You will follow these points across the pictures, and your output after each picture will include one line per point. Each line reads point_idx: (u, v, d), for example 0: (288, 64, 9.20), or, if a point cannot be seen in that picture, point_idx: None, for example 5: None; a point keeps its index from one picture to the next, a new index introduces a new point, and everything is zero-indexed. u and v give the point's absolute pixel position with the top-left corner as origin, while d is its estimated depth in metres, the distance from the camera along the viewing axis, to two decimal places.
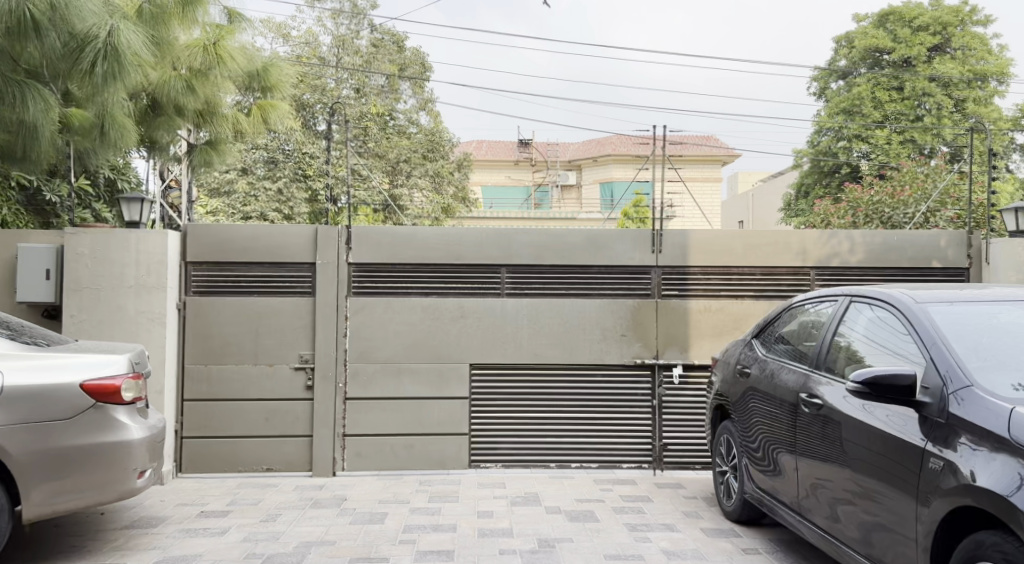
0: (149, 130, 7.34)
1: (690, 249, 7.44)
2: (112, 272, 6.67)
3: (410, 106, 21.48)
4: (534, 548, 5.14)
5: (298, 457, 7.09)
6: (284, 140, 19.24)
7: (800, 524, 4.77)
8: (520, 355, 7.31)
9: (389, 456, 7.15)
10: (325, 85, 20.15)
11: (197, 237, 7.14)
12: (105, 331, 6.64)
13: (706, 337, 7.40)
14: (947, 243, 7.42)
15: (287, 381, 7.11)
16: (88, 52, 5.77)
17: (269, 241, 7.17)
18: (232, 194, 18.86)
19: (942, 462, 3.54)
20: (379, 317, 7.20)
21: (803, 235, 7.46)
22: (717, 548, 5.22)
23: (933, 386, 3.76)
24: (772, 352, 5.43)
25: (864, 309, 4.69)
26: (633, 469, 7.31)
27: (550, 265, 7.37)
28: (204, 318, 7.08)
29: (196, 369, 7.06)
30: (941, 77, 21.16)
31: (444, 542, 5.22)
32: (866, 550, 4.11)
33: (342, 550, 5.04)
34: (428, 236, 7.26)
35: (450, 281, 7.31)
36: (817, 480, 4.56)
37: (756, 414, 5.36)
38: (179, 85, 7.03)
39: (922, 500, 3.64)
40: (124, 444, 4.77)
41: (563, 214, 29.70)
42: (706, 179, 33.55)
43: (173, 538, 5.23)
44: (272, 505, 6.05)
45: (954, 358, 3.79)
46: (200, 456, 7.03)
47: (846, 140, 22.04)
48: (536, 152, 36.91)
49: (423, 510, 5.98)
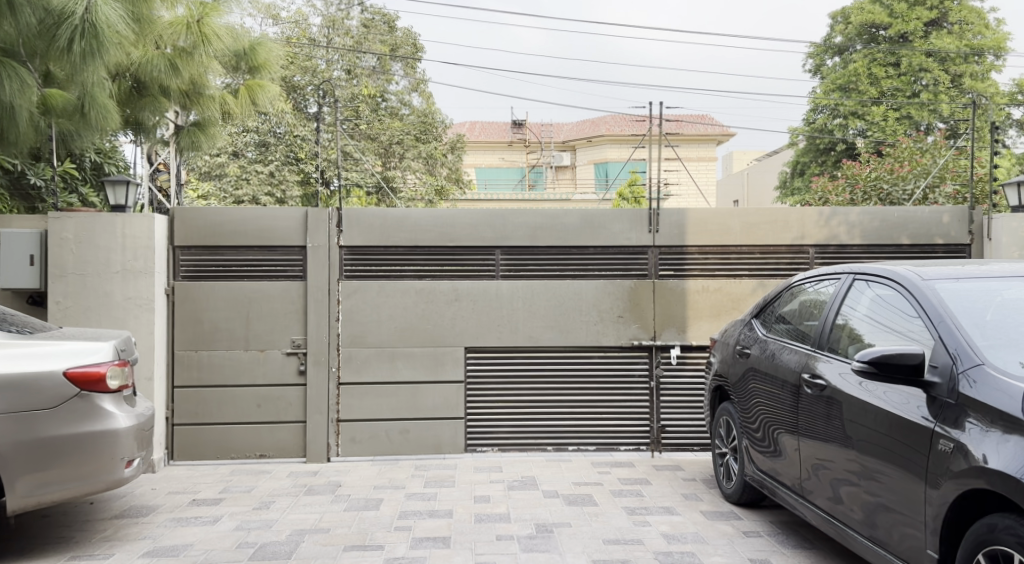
0: (134, 111, 7.12)
1: (688, 229, 7.33)
2: (97, 257, 6.51)
3: (402, 87, 21.17)
4: (532, 534, 5.05)
5: (291, 443, 6.99)
6: (275, 123, 19.01)
7: (801, 505, 4.71)
8: (516, 338, 7.20)
9: (383, 441, 7.06)
10: (315, 66, 19.93)
11: (185, 220, 6.99)
12: (92, 317, 6.50)
13: (704, 318, 7.29)
14: (950, 219, 7.30)
15: (279, 366, 7.00)
16: (65, 29, 5.56)
17: (259, 224, 7.02)
18: (223, 178, 18.61)
19: (951, 444, 3.44)
20: (372, 301, 7.08)
21: (802, 213, 7.34)
22: (717, 531, 5.13)
23: (941, 365, 3.66)
24: (773, 332, 5.33)
25: (867, 287, 4.59)
26: (631, 451, 7.24)
27: (546, 246, 7.25)
28: (192, 303, 6.95)
29: (186, 355, 6.94)
30: (937, 52, 21.00)
31: (440, 529, 5.12)
32: (868, 531, 4.04)
33: (336, 538, 4.94)
34: (421, 217, 7.12)
35: (443, 263, 7.19)
36: (819, 461, 4.48)
37: (756, 395, 5.27)
38: (162, 65, 6.82)
39: (931, 482, 3.54)
40: (111, 433, 4.65)
41: (558, 196, 29.57)
42: (701, 160, 33.37)
43: (164, 527, 5.13)
44: (265, 493, 5.96)
45: (963, 337, 3.69)
46: (192, 443, 6.93)
47: (842, 117, 21.92)
48: (530, 133, 36.70)
49: (419, 495, 5.89)
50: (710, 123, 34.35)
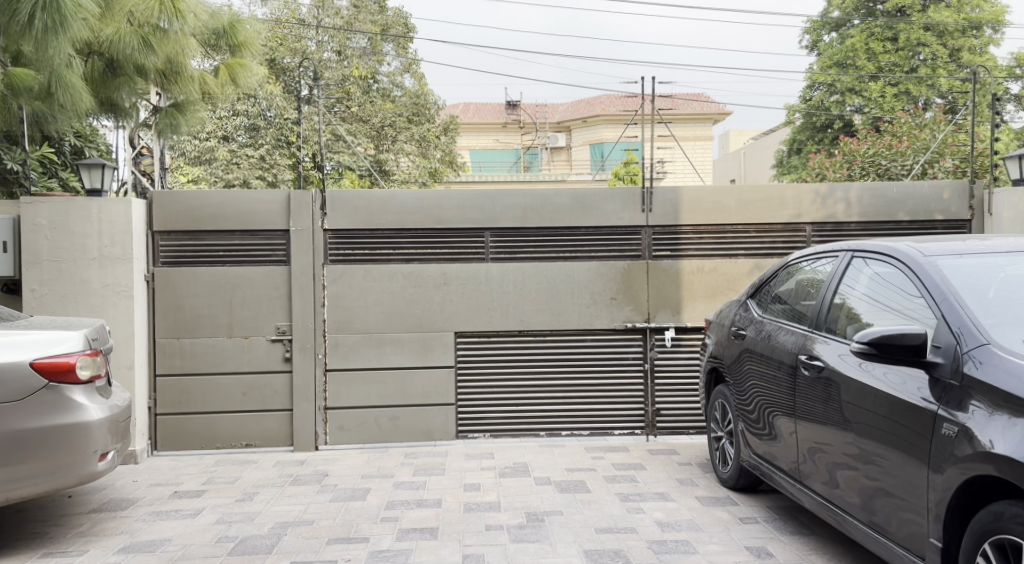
0: (108, 92, 6.90)
1: (682, 208, 7.14)
2: (73, 243, 6.32)
3: (393, 68, 20.79)
4: (522, 523, 4.90)
5: (278, 431, 6.84)
6: (265, 106, 18.74)
7: (799, 491, 4.56)
8: (506, 322, 7.03)
9: (373, 429, 6.90)
10: (305, 47, 19.68)
11: (164, 204, 6.78)
12: (69, 306, 6.31)
13: (699, 299, 7.13)
14: (951, 195, 7.11)
15: (264, 354, 6.83)
16: (26, 3, 5.43)
17: (240, 207, 6.83)
18: (213, 163, 18.33)
19: (955, 428, 3.28)
20: (358, 286, 6.90)
21: (799, 190, 7.15)
22: (713, 518, 4.98)
23: (944, 345, 3.49)
24: (768, 313, 5.17)
25: (864, 265, 4.42)
26: (624, 435, 7.10)
27: (536, 227, 7.06)
28: (173, 289, 6.77)
29: (168, 343, 6.77)
30: (935, 25, 20.75)
31: (428, 520, 4.97)
32: (866, 516, 3.91)
33: (320, 531, 4.79)
34: (406, 199, 6.92)
35: (431, 246, 7.00)
36: (816, 445, 4.33)
37: (752, 377, 5.10)
38: (135, 42, 6.56)
39: (934, 467, 3.38)
40: (83, 426, 4.50)
41: (553, 177, 29.35)
42: (698, 139, 33.08)
43: (142, 522, 4.97)
44: (249, 483, 5.80)
45: (967, 315, 3.51)
46: (176, 433, 6.77)
47: (838, 94, 21.62)
48: (524, 114, 36.36)
49: (407, 484, 5.74)
50: (706, 101, 34.00)
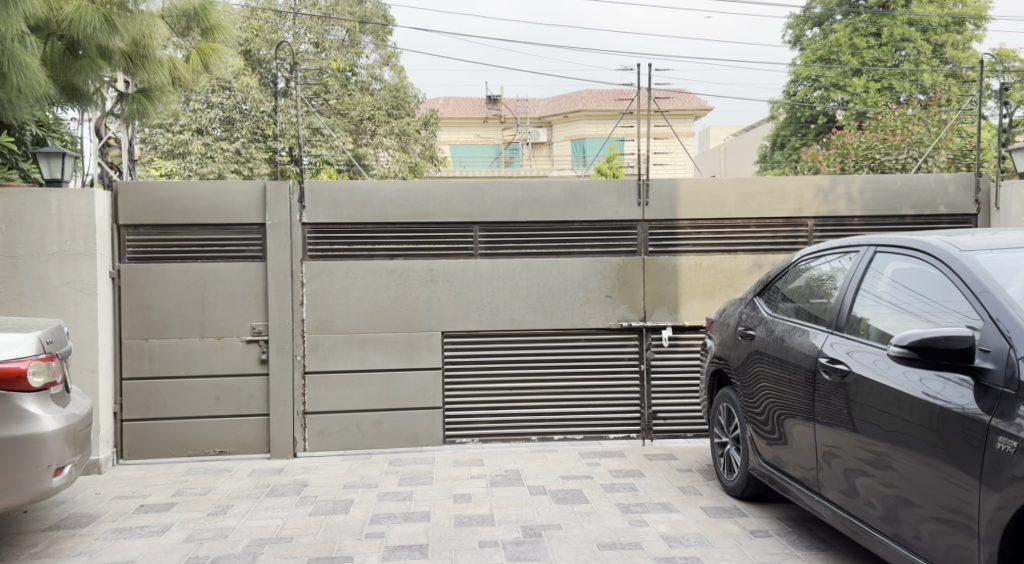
0: (67, 75, 6.42)
1: (679, 201, 6.82)
2: (31, 237, 5.88)
3: (372, 61, 20.43)
4: (518, 539, 4.55)
5: (253, 438, 6.43)
6: (241, 98, 18.19)
7: (813, 501, 4.25)
8: (496, 322, 6.68)
9: (355, 434, 6.52)
10: (281, 39, 19.25)
11: (130, 197, 6.34)
12: (26, 304, 5.88)
13: (697, 297, 6.82)
14: (957, 188, 6.86)
15: (238, 355, 6.42)
16: None
17: (212, 199, 6.41)
18: (187, 156, 17.77)
19: (1014, 444, 2.97)
20: (340, 283, 6.51)
21: (801, 182, 6.85)
22: (721, 532, 4.67)
23: (995, 350, 3.17)
24: (779, 313, 4.85)
25: (887, 263, 4.08)
26: (620, 440, 6.77)
27: (527, 222, 6.71)
28: (141, 287, 6.35)
29: (135, 345, 6.34)
30: (919, 20, 20.68)
31: (417, 535, 4.61)
32: (891, 529, 3.60)
33: (300, 549, 4.42)
34: (390, 191, 6.54)
35: (417, 241, 6.62)
36: (833, 450, 4.02)
37: (763, 379, 4.78)
38: (97, 21, 6.12)
39: (989, 484, 3.07)
40: (36, 438, 4.09)
41: (534, 173, 29.03)
42: (683, 135, 32.85)
43: (104, 541, 4.56)
44: (222, 495, 5.40)
45: (1018, 314, 3.19)
46: (143, 440, 6.34)
47: (823, 89, 21.50)
48: (505, 109, 35.93)
49: (393, 495, 5.38)
50: (688, 96, 33.72)
